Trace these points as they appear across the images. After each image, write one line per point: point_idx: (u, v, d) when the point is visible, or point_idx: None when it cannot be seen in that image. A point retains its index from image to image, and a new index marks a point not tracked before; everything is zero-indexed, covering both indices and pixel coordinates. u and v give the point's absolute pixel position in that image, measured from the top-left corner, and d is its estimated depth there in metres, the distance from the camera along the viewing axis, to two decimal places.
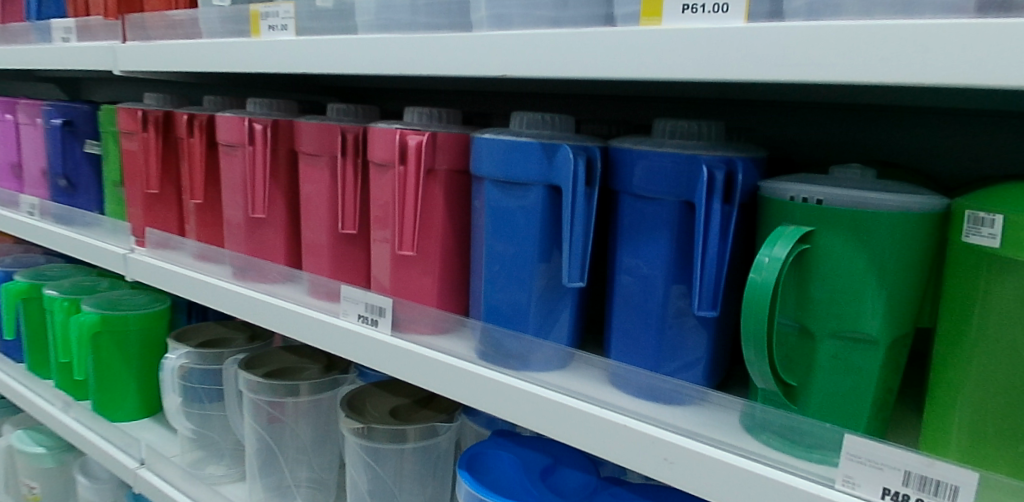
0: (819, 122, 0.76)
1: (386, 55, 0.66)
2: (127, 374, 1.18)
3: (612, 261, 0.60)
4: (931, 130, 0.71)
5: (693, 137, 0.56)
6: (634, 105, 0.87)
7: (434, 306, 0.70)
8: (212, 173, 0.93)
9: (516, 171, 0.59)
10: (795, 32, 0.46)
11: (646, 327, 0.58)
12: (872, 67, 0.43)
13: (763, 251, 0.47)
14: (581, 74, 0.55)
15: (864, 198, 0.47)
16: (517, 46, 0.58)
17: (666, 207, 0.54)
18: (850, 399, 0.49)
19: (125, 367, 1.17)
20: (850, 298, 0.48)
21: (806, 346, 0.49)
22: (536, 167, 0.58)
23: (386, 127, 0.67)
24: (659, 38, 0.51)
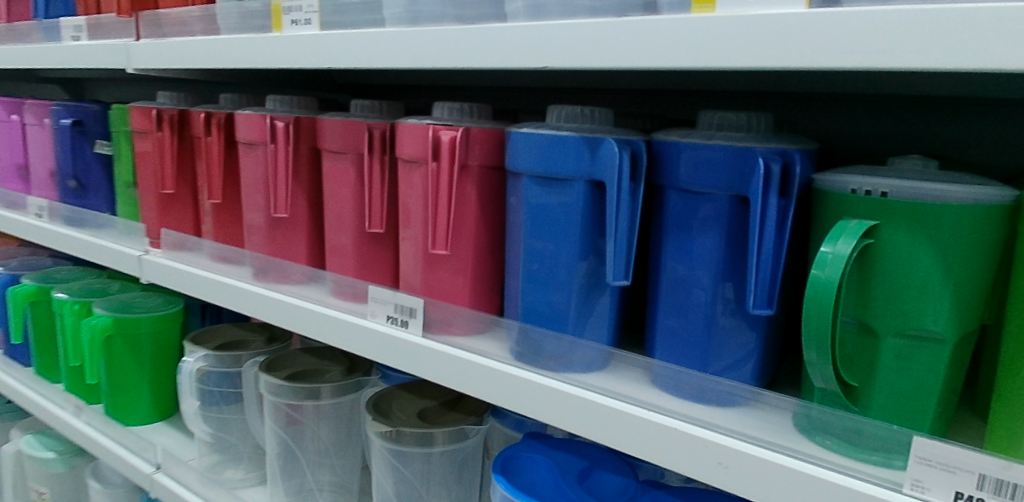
0: (861, 114, 0.75)
1: (415, 47, 0.64)
2: (140, 377, 1.16)
3: (657, 258, 0.59)
4: (978, 121, 0.70)
5: (742, 129, 0.54)
6: (671, 100, 0.87)
7: (468, 305, 0.68)
8: (230, 172, 0.91)
9: (557, 166, 0.57)
10: (863, 17, 0.43)
11: (694, 326, 0.56)
12: (946, 53, 0.41)
13: (826, 246, 0.46)
14: (629, 64, 0.52)
15: (932, 190, 0.45)
16: (555, 35, 0.56)
17: (718, 201, 0.52)
18: (915, 399, 0.47)
19: (139, 371, 1.15)
20: (916, 295, 0.46)
21: (869, 345, 0.48)
22: (578, 162, 0.56)
23: (416, 122, 0.65)
24: (714, 25, 0.48)
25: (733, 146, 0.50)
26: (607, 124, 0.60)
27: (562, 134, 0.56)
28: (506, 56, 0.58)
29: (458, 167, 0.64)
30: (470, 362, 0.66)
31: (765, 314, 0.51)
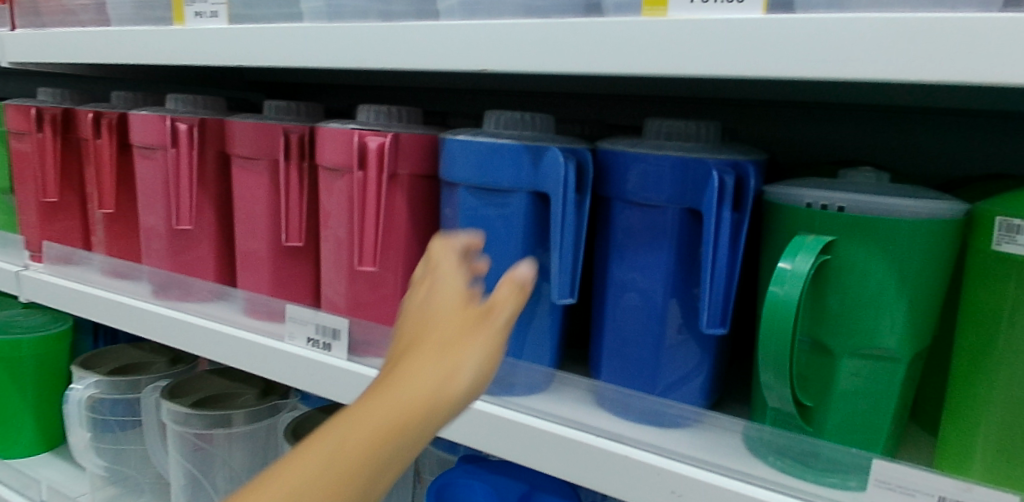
0: (797, 121, 0.76)
1: (335, 45, 0.58)
2: (20, 406, 1.03)
3: (603, 274, 0.56)
4: (910, 131, 0.72)
5: (691, 138, 0.51)
6: (613, 106, 0.85)
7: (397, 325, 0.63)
8: (125, 178, 0.82)
9: (497, 176, 0.53)
10: (825, 24, 0.40)
11: (642, 346, 0.53)
12: (913, 65, 0.38)
13: (784, 262, 0.44)
14: (573, 70, 0.48)
15: (889, 205, 0.44)
16: (491, 35, 0.51)
17: (667, 215, 0.50)
18: (868, 419, 0.46)
19: (17, 399, 1.02)
20: (872, 313, 0.45)
21: (823, 363, 0.46)
22: (520, 172, 0.52)
23: (338, 127, 0.60)
24: (666, 29, 0.45)
25: (682, 157, 0.48)
26: (546, 132, 0.56)
27: (502, 142, 0.52)
28: (436, 55, 0.53)
29: (386, 177, 0.58)
30: None
31: (718, 333, 0.48)
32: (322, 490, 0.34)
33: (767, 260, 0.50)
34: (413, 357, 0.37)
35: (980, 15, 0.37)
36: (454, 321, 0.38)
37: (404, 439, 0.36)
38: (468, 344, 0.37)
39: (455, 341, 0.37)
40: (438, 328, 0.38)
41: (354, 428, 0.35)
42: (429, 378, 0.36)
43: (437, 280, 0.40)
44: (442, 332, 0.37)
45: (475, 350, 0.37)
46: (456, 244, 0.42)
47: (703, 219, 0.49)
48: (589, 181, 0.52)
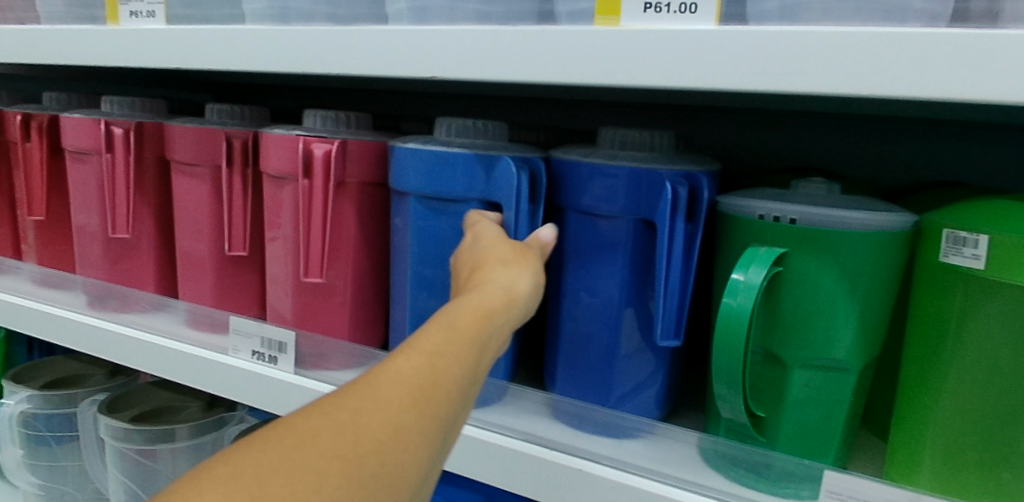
0: (749, 129, 0.77)
1: (280, 48, 0.55)
2: None
3: (557, 284, 0.55)
4: (858, 139, 0.73)
5: (645, 148, 0.51)
6: (567, 112, 0.85)
7: (346, 338, 0.61)
8: (57, 184, 0.78)
9: (448, 187, 0.52)
10: (777, 37, 0.40)
11: (597, 357, 0.52)
12: (862, 79, 0.38)
13: (737, 273, 0.44)
14: (525, 78, 0.47)
15: (839, 218, 0.44)
16: (441, 41, 0.49)
17: (621, 226, 0.49)
18: (819, 430, 0.47)
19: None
20: (823, 323, 0.45)
21: (775, 374, 0.46)
22: (472, 182, 0.51)
23: (283, 133, 0.57)
24: (619, 39, 0.44)
25: (635, 168, 0.47)
26: (499, 140, 0.55)
27: (454, 151, 0.51)
28: (385, 61, 0.51)
29: (333, 185, 0.56)
30: None
31: (672, 345, 0.48)
32: (458, 348, 0.36)
33: (721, 271, 0.50)
34: (486, 266, 0.43)
35: (927, 30, 0.37)
36: (513, 247, 0.45)
37: (495, 324, 0.39)
38: (532, 261, 0.45)
39: (512, 259, 0.44)
40: (496, 252, 0.44)
41: (463, 304, 0.39)
42: (505, 273, 0.42)
43: (481, 230, 0.47)
44: (506, 251, 0.45)
45: (537, 261, 0.45)
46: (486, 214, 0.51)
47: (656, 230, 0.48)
48: (542, 192, 0.51)
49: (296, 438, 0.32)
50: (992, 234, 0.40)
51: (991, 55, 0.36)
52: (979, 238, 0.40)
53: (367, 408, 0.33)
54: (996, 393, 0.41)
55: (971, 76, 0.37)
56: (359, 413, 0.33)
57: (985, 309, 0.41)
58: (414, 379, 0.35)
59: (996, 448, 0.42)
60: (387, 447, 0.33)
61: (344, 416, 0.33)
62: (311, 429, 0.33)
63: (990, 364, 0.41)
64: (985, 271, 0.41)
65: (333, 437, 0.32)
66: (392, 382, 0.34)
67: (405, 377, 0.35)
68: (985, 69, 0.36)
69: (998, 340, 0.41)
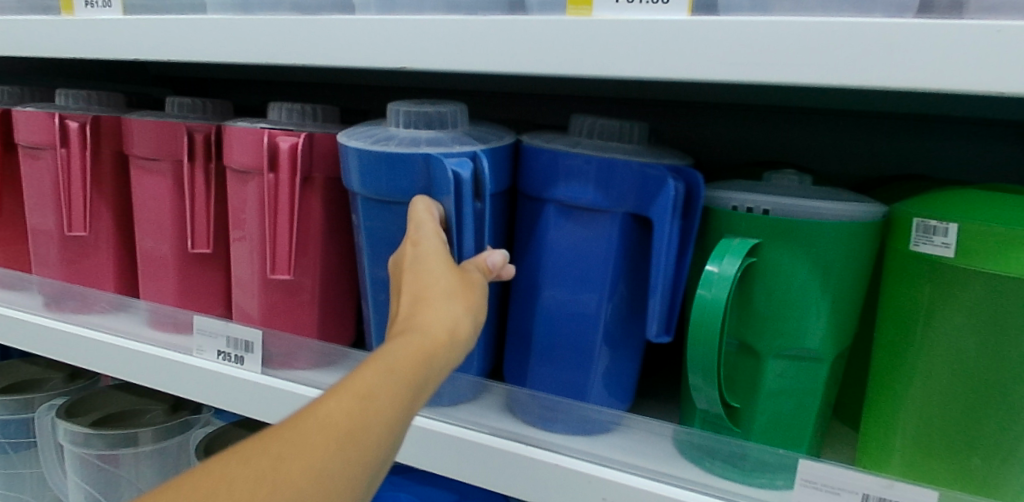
0: (719, 123, 0.77)
1: (244, 39, 0.54)
2: None
3: (522, 273, 0.53)
4: (825, 132, 0.73)
5: (621, 138, 0.50)
6: (538, 106, 0.84)
7: (316, 337, 0.60)
8: (10, 181, 0.75)
9: (393, 187, 0.50)
10: (751, 26, 0.40)
11: (570, 349, 0.51)
12: (836, 70, 0.38)
13: (711, 265, 0.44)
14: (497, 69, 0.46)
15: (812, 209, 0.44)
16: (410, 31, 0.48)
17: (595, 217, 0.48)
18: (793, 420, 0.47)
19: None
20: (797, 313, 0.45)
21: (749, 365, 0.46)
22: (417, 183, 0.49)
23: (246, 125, 0.56)
24: (592, 29, 0.43)
25: (603, 160, 0.46)
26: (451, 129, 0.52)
27: (392, 149, 0.49)
28: (353, 52, 0.50)
29: (299, 179, 0.55)
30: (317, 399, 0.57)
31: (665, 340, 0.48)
32: (391, 393, 0.35)
33: (697, 262, 0.50)
34: (430, 296, 0.40)
35: (898, 20, 0.37)
36: (458, 270, 0.42)
37: (437, 364, 0.37)
38: (478, 289, 0.42)
39: (458, 286, 0.41)
40: (441, 275, 0.41)
41: (403, 342, 0.37)
42: (450, 307, 0.39)
43: (422, 238, 0.44)
44: (454, 277, 0.41)
45: (483, 291, 0.42)
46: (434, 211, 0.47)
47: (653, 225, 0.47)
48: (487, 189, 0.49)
49: (214, 481, 0.33)
50: (962, 222, 0.41)
51: (962, 45, 0.36)
52: (949, 226, 0.41)
53: (290, 453, 0.33)
54: (967, 380, 0.42)
55: (942, 67, 0.37)
56: (280, 459, 0.33)
57: (957, 297, 0.42)
58: (342, 423, 0.34)
59: (967, 433, 0.42)
60: (306, 493, 0.33)
61: (267, 461, 0.33)
62: (229, 475, 0.33)
63: (961, 350, 0.42)
64: (955, 259, 0.41)
65: (251, 483, 0.33)
66: (319, 427, 0.34)
67: (332, 423, 0.34)
68: (955, 60, 0.37)
69: (969, 327, 0.42)
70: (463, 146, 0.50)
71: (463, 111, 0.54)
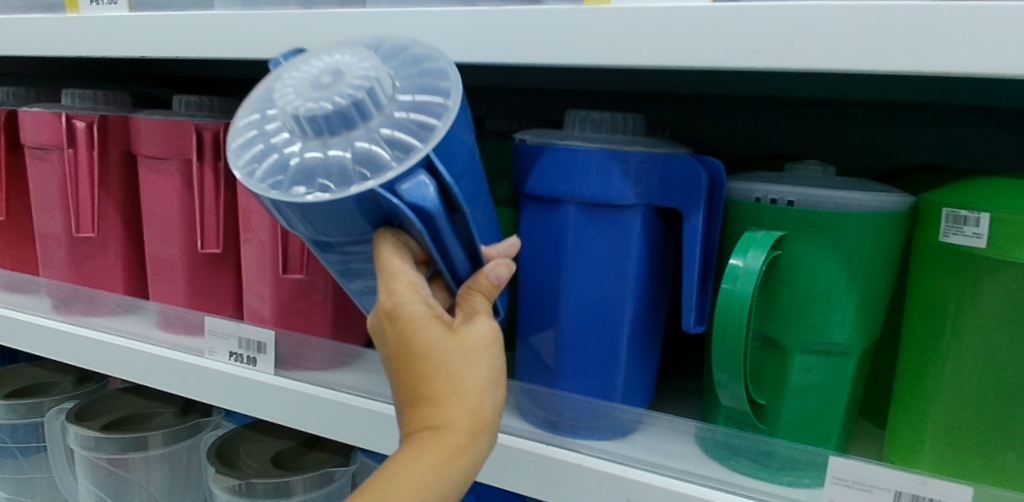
0: (732, 115, 0.77)
1: (252, 35, 0.53)
2: None
3: (522, 273, 0.51)
4: (839, 124, 0.73)
5: (616, 129, 0.49)
6: (547, 101, 0.83)
7: (330, 336, 0.60)
8: (17, 184, 0.74)
9: (350, 232, 0.40)
10: (775, 13, 0.38)
11: (584, 350, 0.49)
12: (864, 56, 0.37)
13: (735, 259, 0.43)
14: (513, 61, 0.45)
15: (836, 199, 0.43)
16: (424, 25, 0.47)
17: (611, 213, 0.46)
18: (821, 416, 0.46)
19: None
20: (823, 307, 0.44)
21: (775, 360, 0.45)
22: (372, 216, 0.39)
23: None
24: (610, 18, 0.42)
25: (604, 150, 0.45)
26: (376, 113, 0.39)
27: (327, 197, 0.38)
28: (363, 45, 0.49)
29: None
30: (332, 399, 0.56)
31: (700, 330, 0.48)
32: None
33: (720, 254, 0.49)
34: (439, 391, 0.38)
35: (931, 3, 0.36)
36: (462, 337, 0.38)
37: (456, 469, 0.37)
38: (487, 356, 0.38)
39: (466, 367, 0.38)
40: (443, 358, 0.38)
41: (418, 456, 0.37)
42: (463, 403, 0.38)
43: (402, 302, 0.38)
44: (457, 356, 0.38)
45: (498, 354, 0.39)
46: (403, 246, 0.39)
47: (684, 217, 0.47)
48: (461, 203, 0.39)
49: None
50: (994, 212, 0.39)
51: (996, 27, 0.35)
52: (981, 216, 0.40)
53: None
54: (1001, 373, 0.41)
55: (976, 51, 0.35)
56: None
57: (989, 288, 0.41)
58: None
59: (1000, 429, 0.41)
60: None
61: None
62: None
63: (994, 343, 0.41)
64: (987, 250, 0.40)
65: None
66: None
67: None
68: (989, 42, 0.35)
69: (1002, 320, 0.40)
70: (407, 152, 0.38)
71: (374, 71, 0.40)
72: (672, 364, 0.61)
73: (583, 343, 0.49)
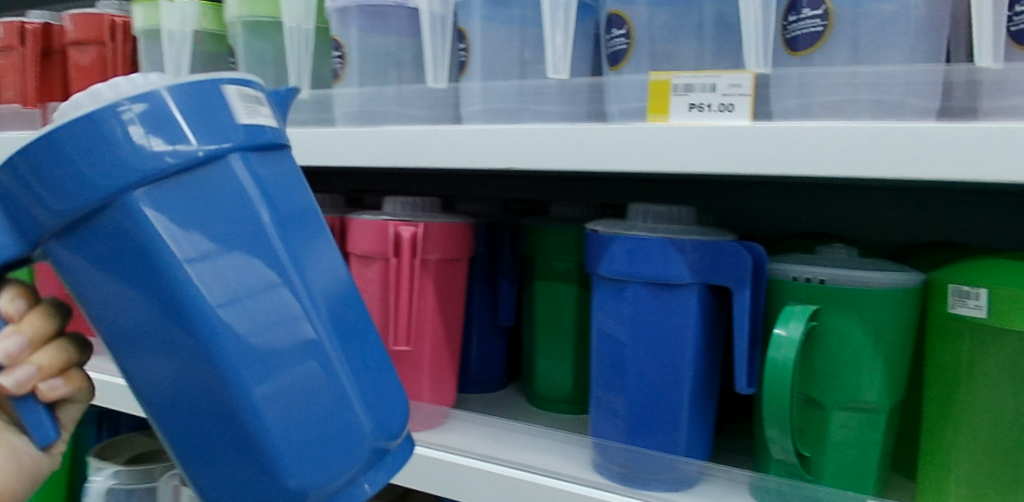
0: (764, 198, 0.87)
1: (373, 146, 0.64)
2: None
3: (597, 344, 0.61)
4: (860, 205, 0.82)
5: (673, 219, 0.59)
6: (600, 188, 0.94)
7: (428, 400, 0.69)
8: None
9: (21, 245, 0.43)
10: (807, 131, 0.48)
11: (652, 409, 0.58)
12: (885, 164, 0.46)
13: (779, 329, 0.52)
14: (595, 168, 0.56)
15: (859, 277, 0.52)
16: (516, 138, 0.59)
17: (674, 292, 0.56)
18: (859, 466, 0.53)
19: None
20: (854, 370, 0.52)
21: (816, 416, 0.53)
22: None
23: (370, 218, 0.66)
24: (673, 133, 0.53)
25: (666, 240, 0.55)
26: None
27: None
28: (465, 155, 0.60)
29: (418, 263, 0.65)
30: (425, 456, 0.64)
31: (750, 392, 0.56)
32: None
33: (765, 325, 0.58)
34: None
35: (937, 124, 0.45)
36: None
37: None
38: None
39: None
40: None
41: None
42: None
43: None
44: None
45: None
46: None
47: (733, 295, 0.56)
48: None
49: None
50: (991, 288, 0.48)
51: (994, 143, 0.44)
52: (980, 291, 0.48)
53: None
54: (1008, 425, 0.48)
55: (980, 162, 0.44)
56: None
57: (992, 352, 0.49)
58: None
59: (1012, 474, 0.48)
60: None
61: None
62: None
63: (1000, 398, 0.49)
64: (988, 319, 0.48)
65: None
66: None
67: None
68: (989, 154, 0.44)
69: (1005, 379, 0.48)
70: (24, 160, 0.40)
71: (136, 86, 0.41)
72: (721, 424, 0.69)
73: (650, 402, 0.57)
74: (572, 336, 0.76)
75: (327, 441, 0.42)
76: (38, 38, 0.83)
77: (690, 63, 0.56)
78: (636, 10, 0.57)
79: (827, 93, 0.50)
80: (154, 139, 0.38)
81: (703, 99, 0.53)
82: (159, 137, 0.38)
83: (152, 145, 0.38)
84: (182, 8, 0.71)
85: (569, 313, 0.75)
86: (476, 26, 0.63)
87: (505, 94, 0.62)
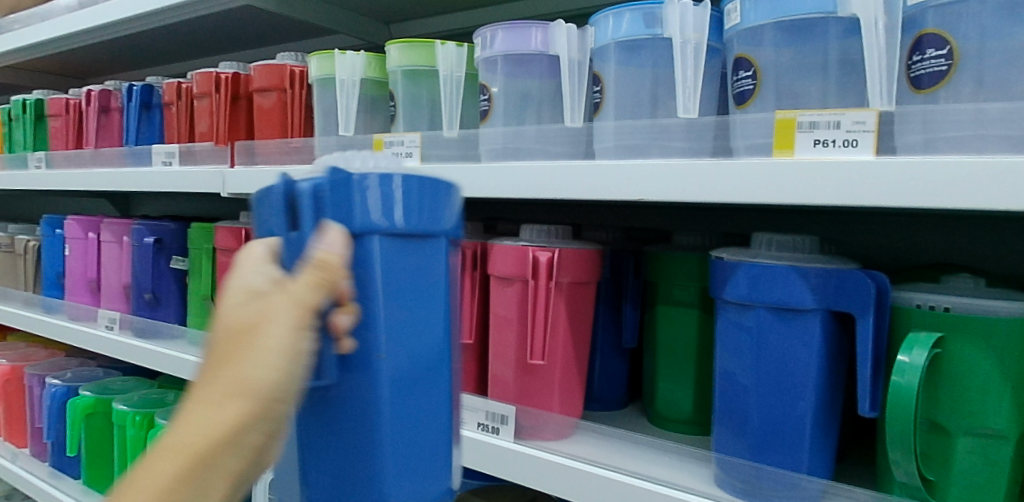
0: (889, 227, 0.88)
1: (514, 178, 0.72)
2: None
3: (722, 366, 0.64)
4: (992, 237, 0.82)
5: (796, 248, 0.63)
6: (721, 217, 0.98)
7: (558, 411, 0.74)
8: None
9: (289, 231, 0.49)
10: (930, 167, 0.51)
11: (777, 430, 0.60)
12: (1010, 199, 0.48)
13: (902, 355, 0.54)
14: (726, 199, 0.60)
15: (985, 305, 0.54)
16: (647, 171, 0.64)
17: (800, 316, 0.59)
18: (988, 491, 0.54)
19: None
20: (980, 397, 0.54)
21: (941, 440, 0.55)
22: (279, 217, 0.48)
23: (510, 244, 0.73)
24: (800, 168, 0.57)
25: (790, 267, 0.59)
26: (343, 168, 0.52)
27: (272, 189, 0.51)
28: (597, 188, 0.67)
29: (553, 284, 0.72)
30: (556, 462, 0.70)
31: (874, 416, 0.58)
32: (223, 473, 0.45)
33: (889, 352, 0.60)
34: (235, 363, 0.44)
35: None
36: (257, 340, 0.44)
37: (237, 458, 0.45)
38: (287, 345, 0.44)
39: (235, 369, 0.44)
40: (261, 328, 0.44)
41: (197, 430, 0.44)
42: (245, 397, 0.44)
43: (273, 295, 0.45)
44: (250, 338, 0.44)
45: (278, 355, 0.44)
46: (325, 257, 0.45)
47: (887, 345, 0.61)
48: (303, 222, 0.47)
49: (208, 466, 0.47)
50: None
51: None
52: None
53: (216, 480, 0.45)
54: None
55: None
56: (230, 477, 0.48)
57: None
58: (231, 474, 0.46)
59: None
60: None
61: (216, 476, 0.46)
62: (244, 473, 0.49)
63: None
64: None
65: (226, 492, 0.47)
66: (221, 477, 0.45)
67: (217, 485, 0.45)
68: None
69: None
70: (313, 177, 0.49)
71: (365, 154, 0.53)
72: (844, 450, 0.71)
73: (773, 422, 0.61)
74: (693, 359, 0.79)
75: (445, 451, 0.54)
76: (230, 85, 0.99)
77: (815, 101, 0.60)
78: (762, 52, 0.61)
79: (949, 131, 0.53)
80: (418, 211, 0.50)
81: (828, 137, 0.57)
82: (434, 207, 0.51)
83: (430, 213, 0.51)
84: (352, 61, 0.85)
85: (691, 335, 0.79)
86: (611, 70, 0.69)
87: (636, 130, 0.67)
